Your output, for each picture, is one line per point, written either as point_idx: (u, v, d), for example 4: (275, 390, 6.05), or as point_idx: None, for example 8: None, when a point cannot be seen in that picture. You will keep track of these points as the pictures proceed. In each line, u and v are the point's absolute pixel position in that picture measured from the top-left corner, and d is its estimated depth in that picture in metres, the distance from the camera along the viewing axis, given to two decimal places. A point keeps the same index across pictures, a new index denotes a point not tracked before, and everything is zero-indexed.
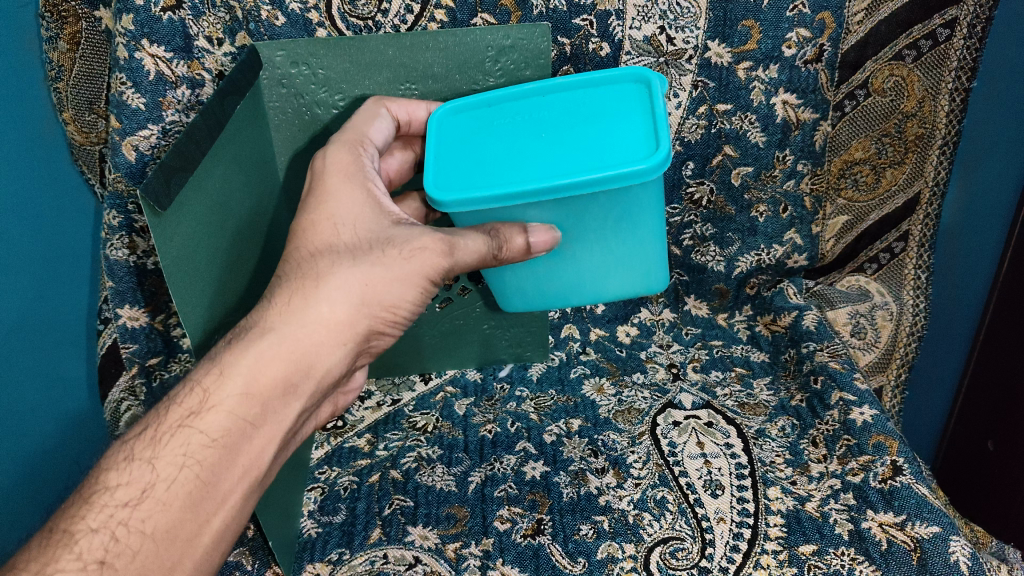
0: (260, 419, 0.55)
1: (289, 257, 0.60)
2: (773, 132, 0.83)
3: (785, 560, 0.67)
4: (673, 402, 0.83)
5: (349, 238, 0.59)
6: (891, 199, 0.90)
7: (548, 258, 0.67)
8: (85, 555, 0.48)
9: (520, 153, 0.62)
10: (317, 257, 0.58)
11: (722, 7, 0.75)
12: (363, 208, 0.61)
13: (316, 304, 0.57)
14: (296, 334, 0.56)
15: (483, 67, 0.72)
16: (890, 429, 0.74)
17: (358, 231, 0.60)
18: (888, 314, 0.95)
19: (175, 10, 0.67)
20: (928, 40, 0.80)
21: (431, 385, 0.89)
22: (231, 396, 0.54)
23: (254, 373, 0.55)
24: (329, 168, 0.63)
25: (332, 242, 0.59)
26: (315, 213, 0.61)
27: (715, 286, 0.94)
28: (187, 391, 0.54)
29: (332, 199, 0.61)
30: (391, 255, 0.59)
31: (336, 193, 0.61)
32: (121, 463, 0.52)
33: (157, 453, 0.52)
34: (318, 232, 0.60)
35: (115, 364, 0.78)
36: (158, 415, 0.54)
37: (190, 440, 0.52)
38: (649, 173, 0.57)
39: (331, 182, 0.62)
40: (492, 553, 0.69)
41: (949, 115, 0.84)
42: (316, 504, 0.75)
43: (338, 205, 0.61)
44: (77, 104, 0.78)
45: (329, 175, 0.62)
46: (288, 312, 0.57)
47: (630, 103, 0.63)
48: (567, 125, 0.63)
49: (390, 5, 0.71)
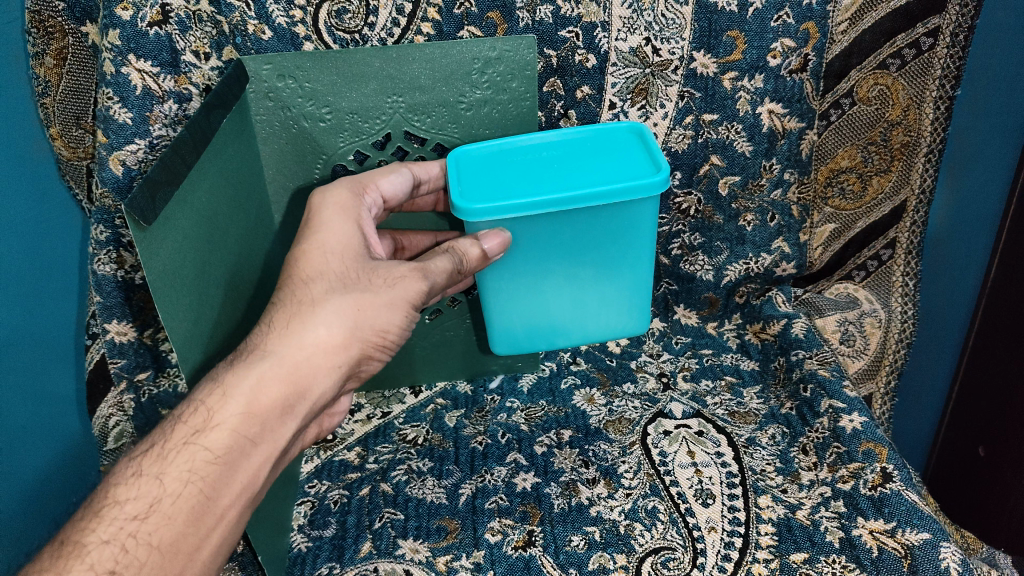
0: (262, 434, 0.54)
1: (281, 285, 0.59)
2: (760, 142, 0.84)
3: (777, 568, 0.67)
4: (664, 412, 0.83)
5: (338, 265, 0.60)
6: (877, 207, 0.91)
7: (592, 286, 0.73)
8: (97, 566, 0.48)
9: (536, 180, 0.66)
10: (310, 283, 0.58)
11: (707, 18, 0.76)
12: (353, 239, 0.62)
13: (313, 328, 0.57)
14: (292, 354, 0.56)
15: (469, 79, 0.73)
16: (879, 436, 0.74)
17: (347, 261, 0.61)
18: (877, 321, 0.96)
19: (162, 25, 0.66)
20: (911, 49, 0.81)
21: (420, 398, 0.89)
22: (233, 415, 0.53)
23: (254, 394, 0.54)
24: (327, 202, 0.65)
25: (323, 269, 0.59)
26: (310, 241, 0.61)
27: (704, 295, 0.95)
28: (192, 409, 0.53)
29: (324, 230, 0.62)
30: (377, 284, 0.60)
31: (328, 225, 0.62)
32: (129, 477, 0.51)
33: (164, 470, 0.51)
34: (309, 260, 0.60)
35: (103, 380, 0.82)
36: (163, 432, 0.53)
37: (195, 456, 0.52)
38: (653, 187, 0.63)
39: (327, 215, 0.63)
40: (483, 565, 0.69)
41: (934, 123, 0.85)
42: (306, 518, 0.75)
43: (329, 236, 0.62)
44: (65, 119, 0.78)
45: (326, 208, 0.64)
46: (286, 334, 0.56)
47: (629, 146, 0.69)
48: (574, 158, 0.69)
49: (377, 19, 0.72)
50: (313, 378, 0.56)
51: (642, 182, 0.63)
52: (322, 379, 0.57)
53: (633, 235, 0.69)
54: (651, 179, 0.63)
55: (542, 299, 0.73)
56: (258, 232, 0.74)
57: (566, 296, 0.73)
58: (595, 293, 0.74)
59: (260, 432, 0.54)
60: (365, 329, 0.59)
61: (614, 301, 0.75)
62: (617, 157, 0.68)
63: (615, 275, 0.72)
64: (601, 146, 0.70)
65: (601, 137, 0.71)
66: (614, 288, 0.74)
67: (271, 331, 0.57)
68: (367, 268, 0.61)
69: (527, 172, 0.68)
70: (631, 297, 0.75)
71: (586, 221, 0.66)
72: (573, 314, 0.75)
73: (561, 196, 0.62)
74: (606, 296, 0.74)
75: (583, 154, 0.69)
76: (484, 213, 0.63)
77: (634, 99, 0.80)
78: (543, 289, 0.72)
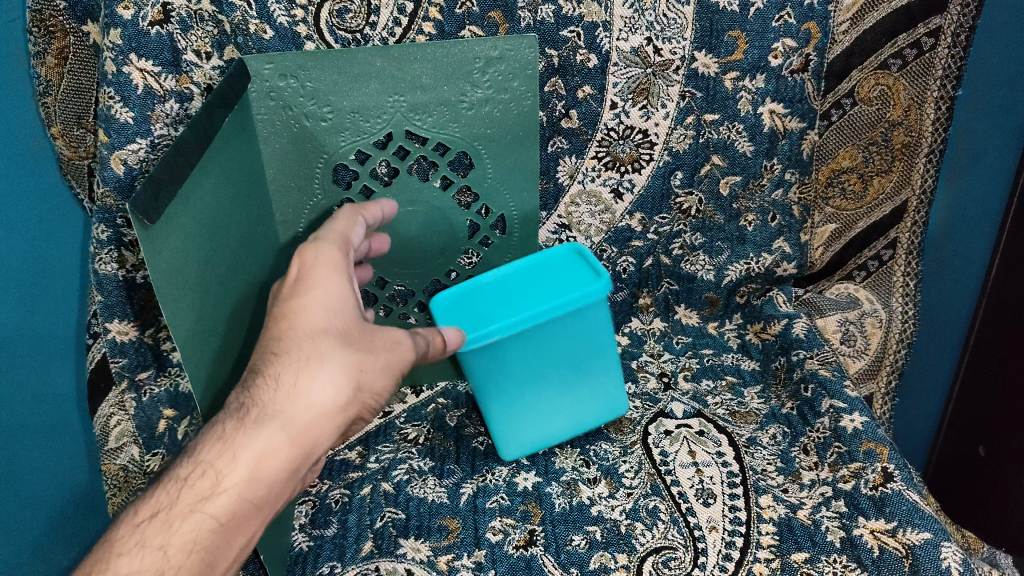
0: (265, 499, 0.54)
1: (278, 341, 0.57)
2: (761, 142, 0.84)
3: (777, 568, 0.67)
4: (665, 412, 0.83)
5: (341, 324, 0.59)
6: (879, 207, 0.91)
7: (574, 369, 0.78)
8: None
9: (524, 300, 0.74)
10: (315, 340, 0.57)
11: (708, 18, 0.76)
12: (347, 296, 0.61)
13: (318, 389, 0.56)
14: (297, 415, 0.55)
15: (471, 78, 0.74)
16: (880, 436, 0.75)
17: (345, 319, 0.59)
18: (877, 321, 0.96)
19: (163, 24, 0.66)
20: (913, 49, 0.81)
21: (421, 398, 0.88)
22: (239, 480, 0.52)
23: (261, 460, 0.53)
24: (320, 257, 0.62)
25: (326, 327, 0.58)
26: (309, 298, 0.59)
27: (705, 295, 0.95)
28: (197, 472, 0.52)
29: (319, 287, 0.60)
30: (377, 347, 0.60)
31: (323, 281, 0.60)
32: (133, 546, 0.50)
33: (169, 539, 0.51)
34: (311, 319, 0.58)
35: (104, 378, 0.78)
36: (167, 495, 0.52)
37: (200, 525, 0.51)
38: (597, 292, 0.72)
39: (321, 271, 0.61)
40: (484, 564, 0.69)
41: (936, 123, 0.85)
42: (308, 517, 0.74)
43: (324, 293, 0.60)
44: (66, 118, 0.77)
45: (318, 266, 0.61)
46: (293, 392, 0.55)
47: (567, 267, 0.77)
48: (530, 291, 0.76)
49: (378, 18, 0.72)
50: (318, 440, 0.56)
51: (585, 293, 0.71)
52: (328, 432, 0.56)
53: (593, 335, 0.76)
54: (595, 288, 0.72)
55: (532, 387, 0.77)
56: (261, 231, 0.74)
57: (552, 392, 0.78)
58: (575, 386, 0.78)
59: (265, 496, 0.54)
60: (365, 391, 0.58)
61: (591, 418, 0.80)
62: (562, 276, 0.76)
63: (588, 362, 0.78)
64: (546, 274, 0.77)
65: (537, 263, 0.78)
66: (579, 402, 0.79)
67: (272, 389, 0.55)
68: (365, 328, 0.60)
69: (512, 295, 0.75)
70: (597, 411, 0.80)
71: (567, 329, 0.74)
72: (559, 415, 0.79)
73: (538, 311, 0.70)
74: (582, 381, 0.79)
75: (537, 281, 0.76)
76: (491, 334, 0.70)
77: (635, 99, 0.80)
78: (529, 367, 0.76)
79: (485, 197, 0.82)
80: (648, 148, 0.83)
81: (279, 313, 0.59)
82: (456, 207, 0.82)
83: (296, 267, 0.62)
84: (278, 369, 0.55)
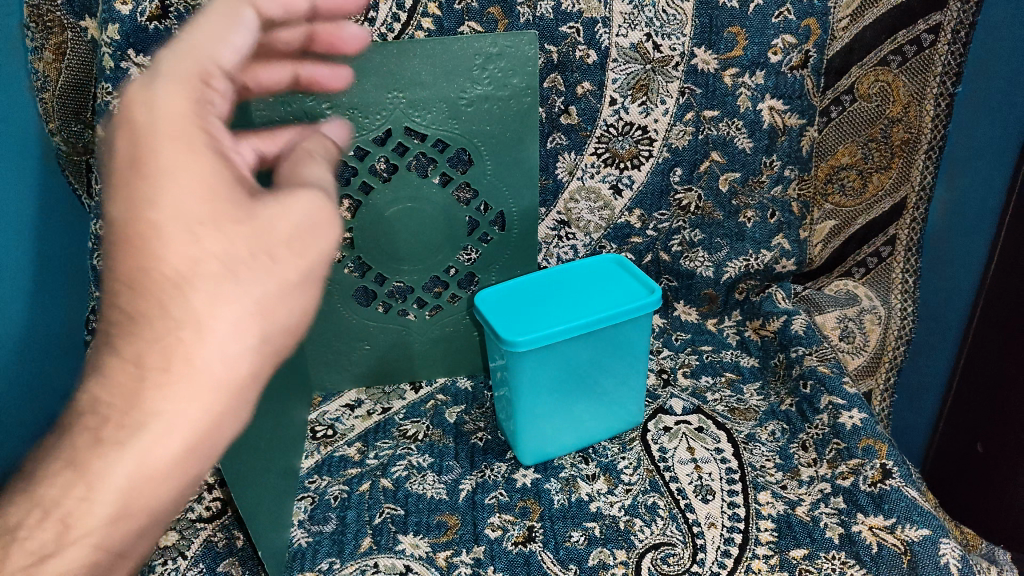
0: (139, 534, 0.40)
1: (134, 290, 0.39)
2: (760, 138, 0.84)
3: (776, 564, 0.67)
4: (664, 408, 0.84)
5: (234, 248, 0.41)
6: (878, 204, 0.91)
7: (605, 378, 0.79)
8: None
9: (558, 312, 0.74)
10: (188, 283, 0.39)
11: (708, 14, 0.76)
12: (215, 181, 0.42)
13: (206, 362, 0.39)
14: (182, 416, 0.38)
15: (471, 75, 0.74)
16: (879, 432, 0.75)
17: (226, 230, 0.41)
18: (877, 318, 0.96)
19: (161, 20, 0.66)
20: (912, 45, 0.81)
21: (421, 394, 0.89)
22: (102, 520, 0.37)
23: (133, 486, 0.38)
24: (158, 131, 0.41)
25: (201, 252, 0.40)
26: (158, 209, 0.40)
27: (703, 291, 0.95)
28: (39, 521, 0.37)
29: (171, 181, 0.40)
30: (277, 254, 0.43)
31: (175, 169, 0.40)
32: None
33: None
34: (174, 243, 0.39)
35: None
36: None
37: None
38: (648, 304, 0.75)
39: (166, 157, 0.41)
40: (483, 560, 0.68)
41: (935, 119, 0.85)
42: (307, 513, 0.74)
43: (178, 187, 0.40)
44: (65, 114, 0.76)
45: (159, 144, 0.41)
46: (168, 382, 0.38)
47: (612, 276, 0.80)
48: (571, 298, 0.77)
49: (378, 14, 0.72)
50: (216, 440, 0.41)
51: (641, 302, 0.75)
52: (229, 419, 0.42)
53: (628, 344, 0.78)
54: (649, 299, 0.75)
55: (562, 398, 0.77)
56: None
57: (581, 403, 0.79)
58: (600, 393, 0.79)
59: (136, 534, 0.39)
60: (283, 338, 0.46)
61: (606, 430, 0.81)
62: (606, 285, 0.79)
63: (615, 371, 0.79)
64: (582, 283, 0.79)
65: (576, 272, 0.81)
66: (592, 413, 0.80)
67: (139, 381, 0.38)
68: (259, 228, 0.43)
69: (541, 305, 0.76)
70: (609, 424, 0.81)
71: (593, 342, 0.76)
72: (579, 426, 0.80)
73: (590, 319, 0.72)
74: (612, 393, 0.80)
75: (576, 288, 0.79)
76: (528, 344, 0.70)
77: (634, 95, 0.80)
78: (558, 379, 0.76)
79: (484, 193, 0.81)
80: (648, 145, 0.83)
81: (122, 223, 0.40)
82: (456, 204, 0.81)
83: (126, 141, 0.41)
84: (140, 348, 0.38)
